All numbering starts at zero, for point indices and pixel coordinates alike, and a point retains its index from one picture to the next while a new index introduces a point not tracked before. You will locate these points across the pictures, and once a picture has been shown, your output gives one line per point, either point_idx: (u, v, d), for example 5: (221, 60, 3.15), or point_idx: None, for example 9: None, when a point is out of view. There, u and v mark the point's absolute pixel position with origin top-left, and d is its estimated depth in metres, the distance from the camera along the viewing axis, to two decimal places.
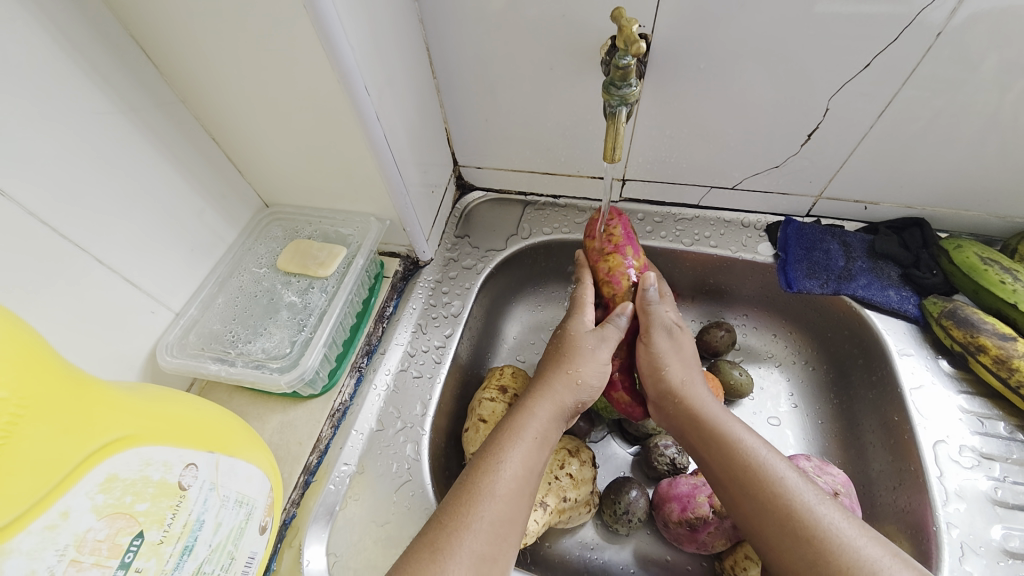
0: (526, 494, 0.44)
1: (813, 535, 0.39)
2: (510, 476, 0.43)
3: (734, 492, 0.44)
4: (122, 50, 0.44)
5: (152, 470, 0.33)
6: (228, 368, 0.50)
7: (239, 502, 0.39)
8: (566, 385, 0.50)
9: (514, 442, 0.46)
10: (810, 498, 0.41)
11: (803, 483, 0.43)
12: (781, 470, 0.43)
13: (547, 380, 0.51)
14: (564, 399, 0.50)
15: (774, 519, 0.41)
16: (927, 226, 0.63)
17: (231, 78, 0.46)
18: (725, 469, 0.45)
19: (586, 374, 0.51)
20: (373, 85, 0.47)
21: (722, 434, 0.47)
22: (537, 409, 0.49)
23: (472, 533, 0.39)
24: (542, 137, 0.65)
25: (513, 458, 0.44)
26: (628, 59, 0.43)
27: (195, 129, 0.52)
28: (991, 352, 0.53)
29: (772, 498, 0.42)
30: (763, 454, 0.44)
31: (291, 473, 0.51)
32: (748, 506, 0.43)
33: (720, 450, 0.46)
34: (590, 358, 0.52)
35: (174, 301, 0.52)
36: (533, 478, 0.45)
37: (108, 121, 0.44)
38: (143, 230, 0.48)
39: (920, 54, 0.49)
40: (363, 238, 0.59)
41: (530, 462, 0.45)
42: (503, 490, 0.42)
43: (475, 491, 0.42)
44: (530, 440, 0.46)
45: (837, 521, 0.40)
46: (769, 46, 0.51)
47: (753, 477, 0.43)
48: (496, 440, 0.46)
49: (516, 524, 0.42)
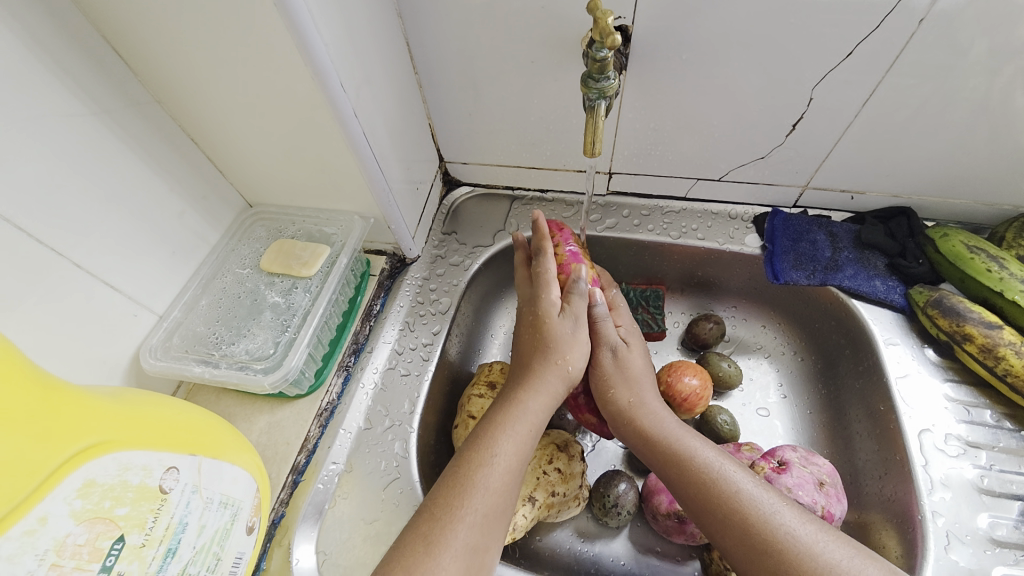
0: (516, 481, 0.44)
1: (773, 547, 0.39)
2: (499, 465, 0.44)
3: (695, 510, 0.44)
4: (93, 51, 0.43)
5: (131, 474, 0.33)
6: (211, 370, 0.50)
7: (223, 504, 0.39)
8: (558, 374, 0.50)
9: (505, 428, 0.46)
10: (767, 506, 0.41)
11: (760, 491, 0.43)
12: (735, 480, 0.43)
13: (535, 372, 0.50)
14: (553, 386, 0.50)
15: (734, 531, 0.41)
16: (914, 215, 0.63)
17: (206, 77, 0.45)
18: (685, 487, 0.45)
19: (575, 361, 0.51)
20: (349, 82, 0.46)
21: (675, 451, 0.47)
22: (529, 397, 0.48)
23: (464, 530, 0.40)
24: (527, 131, 0.65)
25: (506, 444, 0.45)
26: (605, 51, 0.42)
27: (173, 130, 0.51)
28: (977, 341, 0.53)
29: (730, 512, 0.42)
30: (717, 467, 0.45)
31: (278, 473, 0.51)
32: (710, 522, 0.43)
33: (675, 469, 0.46)
34: (578, 344, 0.52)
35: (157, 304, 0.52)
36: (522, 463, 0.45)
37: (82, 125, 0.43)
38: (123, 233, 0.48)
39: (902, 42, 0.48)
40: (347, 237, 0.59)
41: (519, 450, 0.45)
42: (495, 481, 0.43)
43: (465, 478, 0.42)
44: (523, 427, 0.46)
45: (796, 528, 0.40)
46: (750, 36, 0.50)
47: (711, 491, 0.43)
48: (486, 428, 0.46)
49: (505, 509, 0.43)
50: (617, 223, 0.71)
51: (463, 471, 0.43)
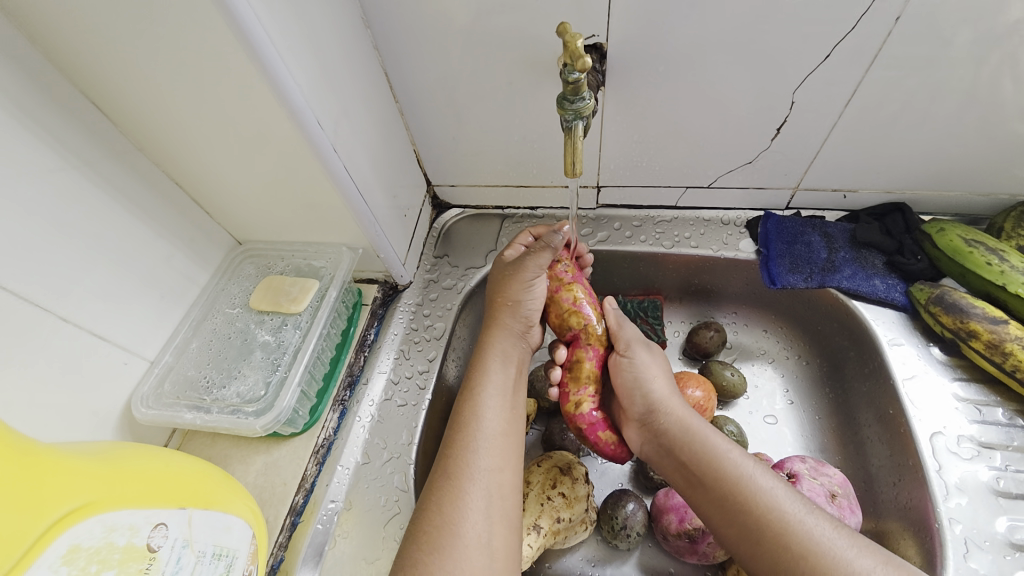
0: (509, 466, 0.46)
1: (808, 551, 0.38)
2: (483, 456, 0.45)
3: (725, 511, 0.43)
4: (72, 105, 0.43)
5: (117, 535, 0.32)
6: (203, 416, 0.49)
7: (217, 556, 0.38)
8: (508, 309, 0.54)
9: (484, 370, 0.51)
10: (802, 509, 0.41)
11: (791, 496, 0.42)
12: (771, 482, 0.43)
13: (481, 361, 0.52)
14: (501, 369, 0.52)
15: (770, 534, 0.40)
16: (909, 210, 0.61)
17: (183, 123, 0.46)
18: (715, 488, 0.44)
19: (517, 297, 0.54)
20: (326, 118, 0.46)
21: (711, 447, 0.46)
22: (492, 338, 0.54)
23: (469, 524, 0.41)
24: (511, 151, 0.64)
25: (489, 383, 0.50)
26: (576, 73, 0.41)
27: (157, 175, 0.51)
28: (982, 337, 0.52)
29: (767, 512, 0.41)
30: (753, 467, 0.44)
31: (276, 516, 0.50)
32: (740, 525, 0.42)
33: (711, 463, 0.45)
34: (516, 282, 0.54)
35: (148, 350, 0.52)
36: (506, 444, 0.47)
37: (63, 178, 0.43)
38: (110, 283, 0.47)
39: (881, 38, 0.48)
40: (335, 270, 0.58)
41: (497, 435, 0.47)
42: (486, 469, 0.44)
43: (462, 420, 0.47)
44: (495, 364, 0.52)
45: (831, 533, 0.39)
46: (727, 45, 0.50)
47: (748, 488, 0.43)
48: (455, 423, 0.47)
49: (510, 436, 0.47)
50: (609, 235, 0.70)
51: (448, 468, 0.44)
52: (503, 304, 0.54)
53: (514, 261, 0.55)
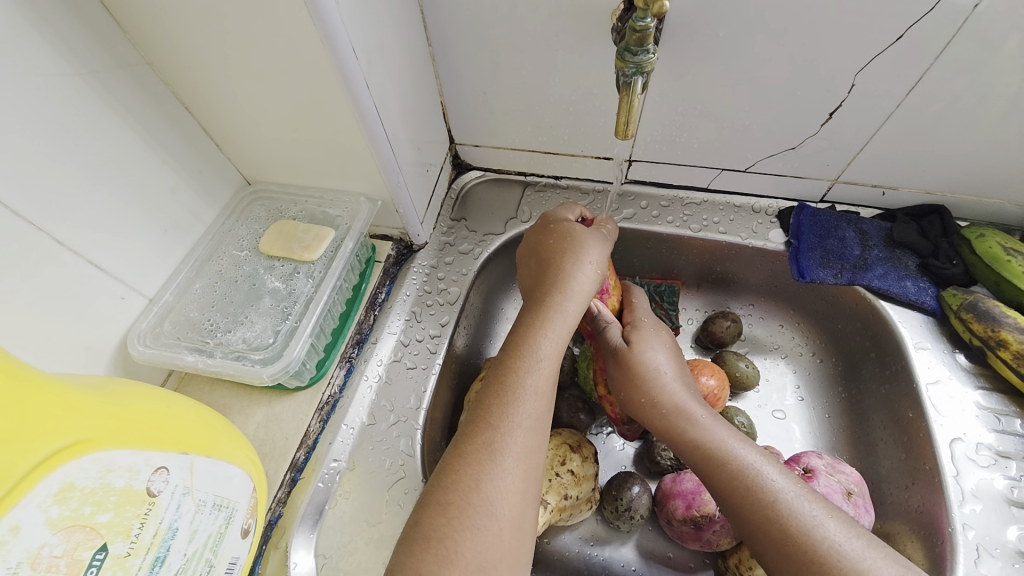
0: (543, 444, 0.42)
1: (811, 557, 0.37)
2: (525, 431, 0.41)
3: (731, 509, 0.42)
4: (76, 4, 0.39)
5: (114, 477, 0.30)
6: (205, 360, 0.46)
7: (217, 506, 0.36)
8: (581, 271, 0.50)
9: (540, 331, 0.46)
10: (808, 518, 0.39)
11: (802, 500, 0.40)
12: (773, 487, 0.40)
13: (537, 323, 0.47)
14: (559, 335, 0.47)
15: (768, 542, 0.39)
16: (948, 214, 0.60)
17: (203, 37, 0.41)
18: (720, 488, 0.43)
19: (596, 257, 0.51)
20: (361, 49, 0.43)
21: (710, 450, 0.44)
22: (557, 296, 0.48)
23: (505, 504, 0.38)
24: (544, 113, 0.61)
25: (542, 348, 0.45)
26: (648, 20, 0.38)
27: (165, 97, 0.47)
28: (1011, 347, 0.51)
29: (764, 522, 0.39)
30: (756, 471, 0.42)
31: (276, 470, 0.48)
32: (745, 528, 0.41)
33: (711, 467, 0.43)
34: (597, 241, 0.53)
35: (146, 286, 0.48)
36: (545, 421, 0.43)
37: (65, 85, 0.39)
38: (107, 208, 0.43)
39: (952, 31, 0.45)
40: (353, 220, 0.55)
41: (541, 412, 0.43)
42: (525, 446, 0.40)
43: (510, 385, 0.43)
44: (558, 327, 0.47)
45: (839, 543, 0.37)
46: (792, 16, 0.47)
47: (745, 495, 0.41)
48: (501, 390, 0.43)
49: (550, 409, 0.44)
50: (635, 213, 0.68)
51: (488, 437, 0.40)
52: (569, 266, 0.50)
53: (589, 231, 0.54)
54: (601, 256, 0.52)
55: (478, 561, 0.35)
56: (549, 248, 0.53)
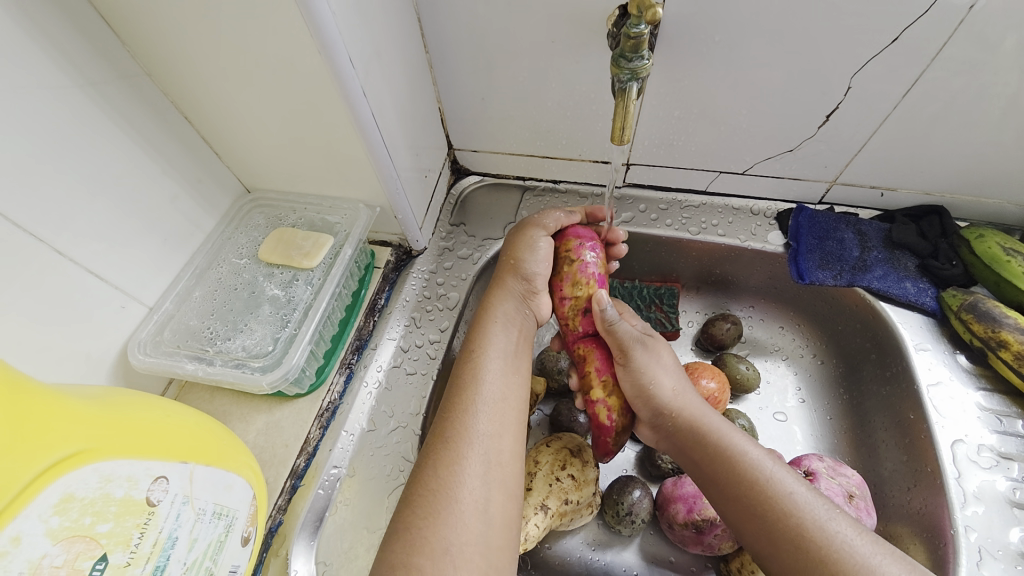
0: (507, 432, 0.43)
1: (826, 555, 0.36)
2: (481, 419, 0.42)
3: (740, 508, 0.41)
4: (77, 17, 0.39)
5: (114, 487, 0.30)
6: (205, 368, 0.46)
7: (217, 515, 0.36)
8: (513, 272, 0.53)
9: (484, 333, 0.49)
10: (822, 513, 0.39)
11: (814, 498, 0.40)
12: (788, 483, 0.41)
13: (482, 324, 0.50)
14: (502, 331, 0.49)
15: (784, 539, 0.38)
16: (947, 214, 0.60)
17: (202, 49, 0.41)
18: (730, 486, 0.42)
19: (525, 259, 0.53)
20: (358, 59, 0.43)
21: (726, 448, 0.44)
22: (495, 300, 0.52)
23: (466, 490, 0.38)
24: (542, 117, 0.61)
25: (489, 347, 0.47)
26: (642, 26, 0.39)
27: (165, 108, 0.47)
28: (1012, 347, 0.50)
29: (782, 518, 0.39)
30: (771, 468, 0.42)
31: (276, 477, 0.48)
32: (758, 527, 0.40)
33: (726, 464, 0.43)
34: (527, 244, 0.54)
35: (147, 295, 0.48)
36: (506, 409, 0.44)
37: (66, 97, 0.39)
38: (108, 218, 0.44)
39: (948, 32, 0.45)
40: (352, 227, 0.55)
41: (497, 399, 0.44)
42: (482, 432, 0.41)
43: (464, 381, 0.44)
44: (497, 327, 0.49)
45: (851, 538, 0.37)
46: (787, 20, 0.47)
47: (762, 491, 0.41)
48: (456, 385, 0.45)
49: (512, 401, 0.45)
50: (634, 217, 0.68)
51: (444, 430, 0.41)
52: (507, 266, 0.54)
53: (523, 231, 0.56)
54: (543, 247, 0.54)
55: (445, 546, 0.36)
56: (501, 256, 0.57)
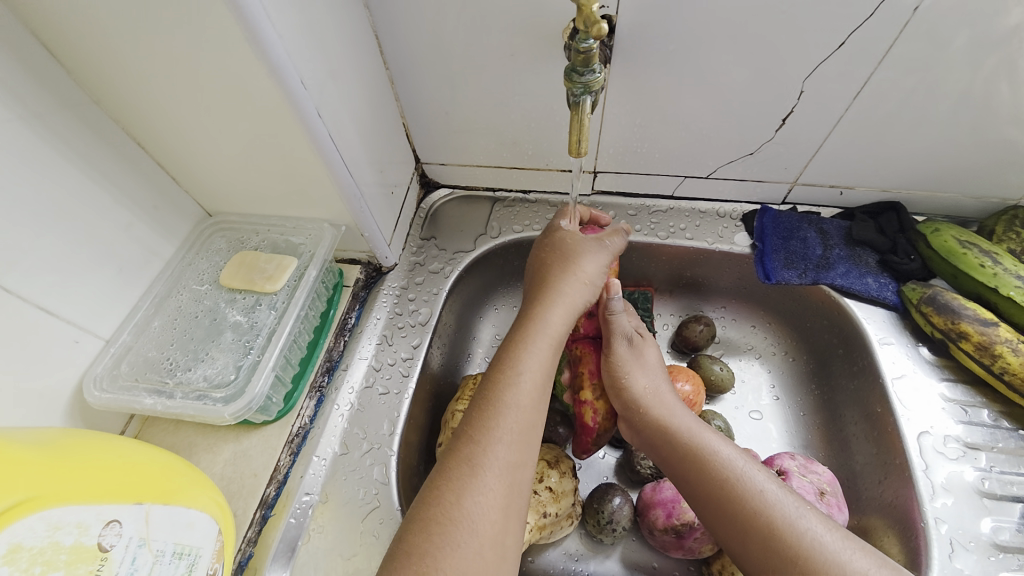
0: (525, 461, 0.42)
1: (795, 552, 0.37)
2: (504, 447, 0.41)
3: (713, 510, 0.42)
4: (18, 46, 0.38)
5: (62, 535, 0.29)
6: (165, 401, 0.45)
7: (179, 554, 0.35)
8: (577, 285, 0.51)
9: (529, 349, 0.47)
10: (792, 511, 0.40)
11: (784, 495, 0.41)
12: (758, 482, 0.42)
13: (528, 338, 0.48)
14: (546, 351, 0.47)
15: (754, 536, 0.39)
16: (903, 210, 0.61)
17: (150, 73, 0.41)
18: (703, 487, 0.43)
19: (591, 271, 0.52)
20: (312, 79, 0.43)
21: (697, 447, 0.45)
22: (550, 311, 0.50)
23: (481, 519, 0.37)
24: (506, 129, 0.61)
25: (532, 364, 0.46)
26: (590, 41, 0.39)
27: (116, 134, 0.46)
28: (972, 338, 0.52)
29: (752, 515, 0.40)
30: (741, 467, 0.43)
31: (246, 508, 0.47)
32: (730, 525, 0.41)
33: (696, 462, 0.44)
34: (592, 255, 0.53)
35: (103, 328, 0.47)
36: (532, 438, 0.43)
37: (6, 129, 0.38)
38: (58, 250, 0.42)
39: (895, 31, 0.46)
40: (316, 247, 0.55)
41: (524, 425, 0.43)
42: (503, 460, 0.40)
43: (499, 403, 0.43)
44: (545, 342, 0.48)
45: (821, 534, 0.38)
46: (738, 28, 0.48)
47: (734, 489, 0.42)
48: (486, 404, 0.43)
49: (538, 428, 0.44)
50: None
51: (471, 455, 0.40)
52: (564, 280, 0.51)
53: (585, 241, 0.54)
54: (597, 270, 0.53)
55: None
56: (544, 262, 0.54)
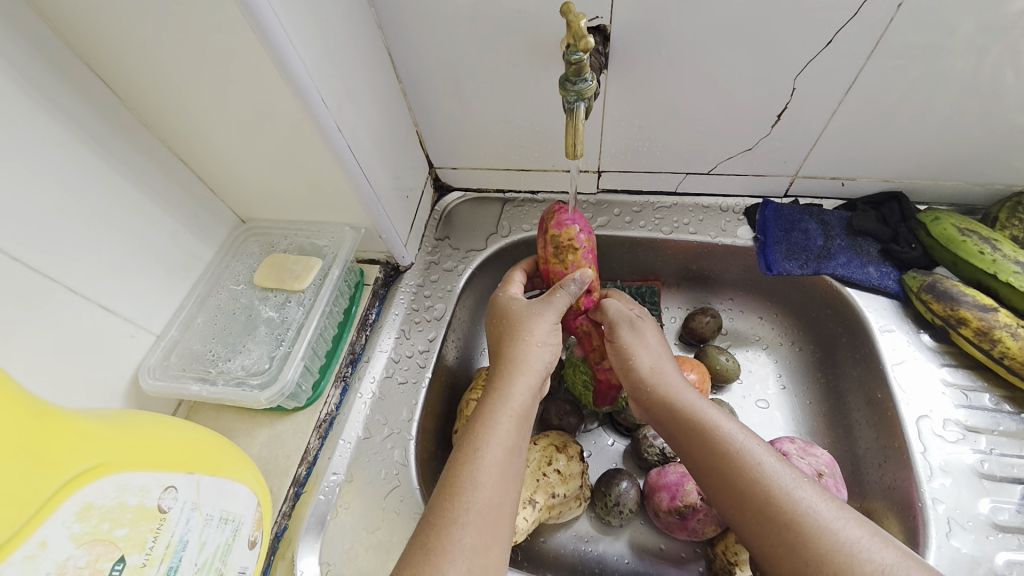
0: (496, 543, 0.39)
1: (790, 519, 0.38)
2: (469, 530, 0.38)
3: (714, 480, 0.44)
4: (79, 79, 0.44)
5: (129, 496, 0.34)
6: (209, 388, 0.50)
7: (224, 520, 0.40)
8: (529, 351, 0.49)
9: (487, 425, 0.44)
10: (788, 481, 0.41)
11: (783, 467, 0.42)
12: (758, 455, 0.42)
13: (486, 416, 0.45)
14: (511, 427, 0.44)
15: (751, 505, 0.41)
16: (906, 199, 0.62)
17: (191, 99, 0.46)
18: (703, 457, 0.45)
19: (541, 335, 0.50)
20: (331, 97, 0.47)
21: (700, 421, 0.46)
22: (507, 384, 0.47)
23: None
24: (513, 134, 0.65)
25: (491, 442, 0.43)
26: (580, 54, 0.42)
27: (162, 152, 0.52)
28: (971, 324, 0.53)
29: (750, 485, 0.41)
30: (742, 440, 0.44)
31: (280, 486, 0.52)
32: (729, 494, 0.42)
33: (698, 436, 0.45)
34: (539, 318, 0.51)
35: (154, 324, 0.53)
36: (499, 518, 0.40)
37: (69, 150, 0.44)
38: (115, 256, 0.48)
39: (885, 22, 0.48)
40: (338, 249, 0.59)
41: (491, 506, 0.40)
42: (468, 545, 0.37)
43: (455, 486, 0.40)
44: (506, 417, 0.44)
45: (816, 504, 0.39)
46: (728, 31, 0.50)
47: (733, 462, 0.42)
48: (447, 488, 0.40)
49: (505, 506, 0.41)
50: (609, 221, 0.71)
51: (427, 541, 0.38)
52: (514, 347, 0.49)
53: (528, 307, 0.52)
54: (547, 331, 0.51)
55: None
56: (499, 331, 0.52)
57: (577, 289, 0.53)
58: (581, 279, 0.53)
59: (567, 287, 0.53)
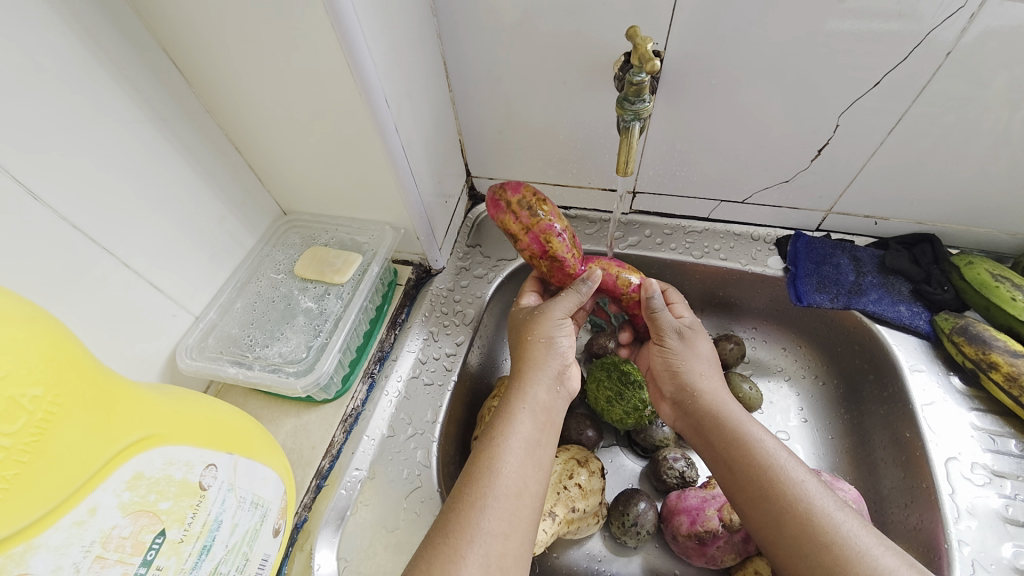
0: (516, 532, 0.39)
1: (830, 540, 0.39)
2: (489, 515, 0.39)
3: (748, 495, 0.44)
4: (154, 62, 0.46)
5: (175, 469, 0.34)
6: (245, 371, 0.51)
7: (255, 504, 0.40)
8: (541, 348, 0.50)
9: (507, 417, 0.45)
10: (827, 504, 0.41)
11: (820, 489, 0.42)
12: (798, 475, 0.43)
13: (507, 410, 0.46)
14: (528, 419, 0.45)
15: (790, 523, 0.41)
16: (939, 242, 0.63)
17: (260, 91, 0.48)
18: (741, 472, 0.44)
19: (547, 332, 0.51)
20: (392, 98, 0.48)
21: (741, 435, 0.46)
22: (525, 381, 0.48)
23: None
24: (554, 150, 0.66)
25: (511, 434, 0.44)
26: (643, 75, 0.44)
27: (219, 139, 0.53)
28: (1002, 369, 0.53)
29: (790, 501, 0.41)
30: (782, 458, 0.44)
31: (303, 477, 0.52)
32: (766, 509, 0.42)
33: (737, 451, 0.45)
34: (544, 316, 0.51)
35: (194, 304, 0.53)
36: (519, 507, 0.40)
37: (138, 130, 0.45)
38: (166, 236, 0.49)
39: (930, 72, 0.49)
40: (378, 247, 0.60)
41: (512, 493, 0.40)
42: (488, 531, 0.38)
43: (476, 470, 0.41)
44: (524, 411, 0.45)
45: (855, 529, 0.39)
46: (777, 67, 0.52)
47: (773, 479, 0.43)
48: (467, 473, 0.41)
49: (526, 496, 0.41)
50: (640, 241, 0.72)
51: (445, 522, 0.39)
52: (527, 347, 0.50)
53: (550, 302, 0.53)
54: (552, 325, 0.51)
55: None
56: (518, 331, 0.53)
57: (587, 290, 0.53)
58: (591, 281, 0.53)
59: (578, 288, 0.53)
